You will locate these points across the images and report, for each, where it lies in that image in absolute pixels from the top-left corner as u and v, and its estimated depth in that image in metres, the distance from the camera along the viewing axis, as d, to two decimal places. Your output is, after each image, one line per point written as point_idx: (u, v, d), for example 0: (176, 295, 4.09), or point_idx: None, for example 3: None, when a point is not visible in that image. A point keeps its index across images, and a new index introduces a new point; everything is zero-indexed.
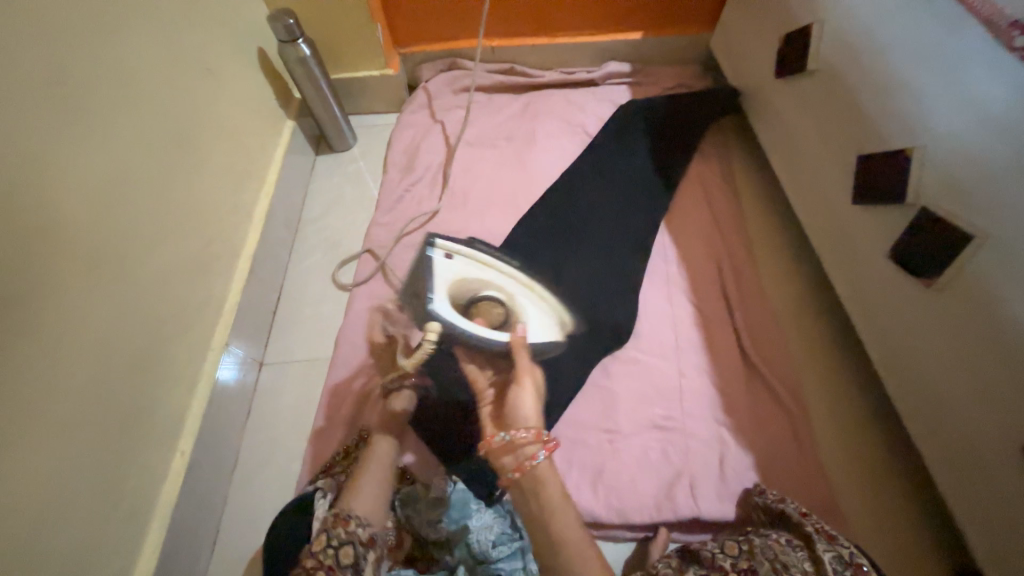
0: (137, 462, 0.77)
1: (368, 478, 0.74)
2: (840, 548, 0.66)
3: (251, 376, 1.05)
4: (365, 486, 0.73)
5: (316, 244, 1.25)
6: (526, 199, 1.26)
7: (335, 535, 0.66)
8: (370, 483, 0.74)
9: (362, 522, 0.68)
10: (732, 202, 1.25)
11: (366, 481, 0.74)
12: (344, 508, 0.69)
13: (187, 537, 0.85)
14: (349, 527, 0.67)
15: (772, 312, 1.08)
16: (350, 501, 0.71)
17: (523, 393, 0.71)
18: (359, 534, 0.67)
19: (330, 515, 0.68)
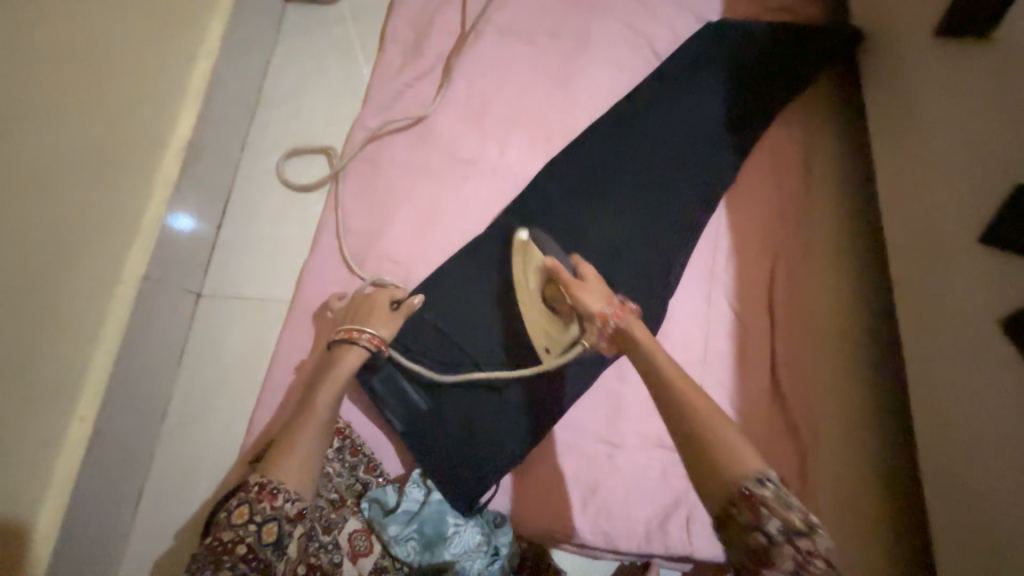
0: (23, 429, 0.55)
1: (297, 442, 0.59)
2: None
3: (186, 309, 0.81)
4: (294, 456, 0.57)
5: (278, 139, 0.94)
6: (562, 130, 0.97)
7: (257, 510, 0.53)
8: (302, 444, 0.59)
9: (289, 496, 0.54)
10: (806, 187, 1.01)
11: (294, 450, 0.58)
12: (266, 477, 0.55)
13: (102, 512, 0.67)
14: (276, 501, 0.54)
15: (814, 332, 0.92)
16: (272, 466, 0.56)
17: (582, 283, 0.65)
18: (285, 509, 0.54)
19: (251, 485, 0.54)
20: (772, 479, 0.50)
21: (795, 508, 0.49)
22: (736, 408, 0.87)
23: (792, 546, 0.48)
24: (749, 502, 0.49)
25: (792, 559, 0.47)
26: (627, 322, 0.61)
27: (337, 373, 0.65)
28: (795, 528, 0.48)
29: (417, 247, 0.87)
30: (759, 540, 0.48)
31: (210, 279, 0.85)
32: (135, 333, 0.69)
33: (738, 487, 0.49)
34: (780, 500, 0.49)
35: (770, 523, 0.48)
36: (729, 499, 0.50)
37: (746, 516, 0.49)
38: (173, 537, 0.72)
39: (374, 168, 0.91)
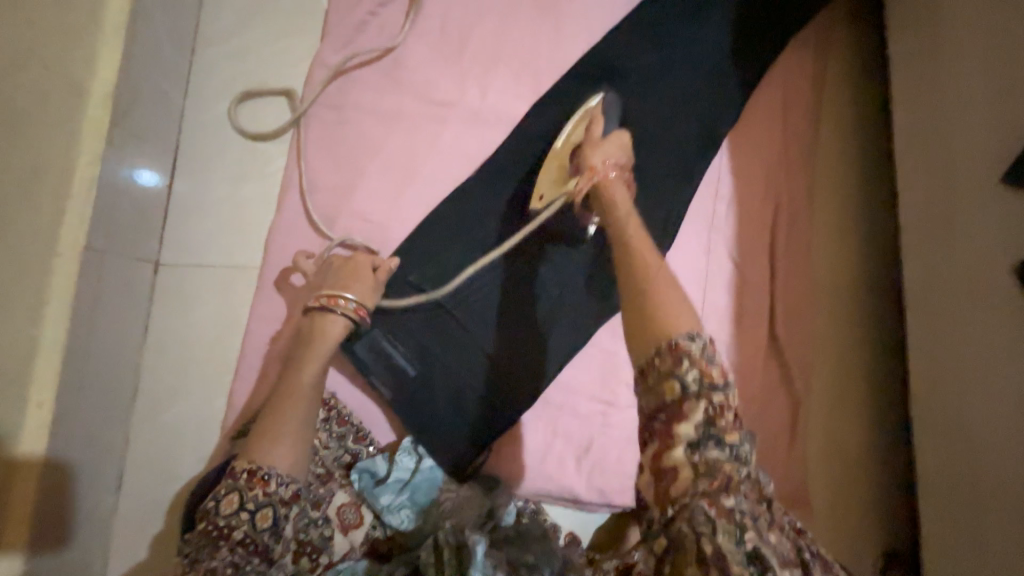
0: None
1: (284, 421, 0.54)
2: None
3: (143, 281, 0.74)
4: (285, 438, 0.53)
5: (225, 83, 0.82)
6: (549, 63, 0.86)
7: (248, 498, 0.50)
8: (290, 424, 0.54)
9: (282, 479, 0.52)
10: (815, 125, 0.93)
11: (283, 430, 0.54)
12: (255, 463, 0.51)
13: (79, 495, 0.64)
14: (268, 486, 0.51)
15: (814, 282, 0.90)
16: (259, 451, 0.52)
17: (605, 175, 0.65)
18: (279, 493, 0.51)
19: (240, 472, 0.51)
20: (702, 336, 0.48)
21: (718, 363, 0.47)
22: (733, 363, 0.84)
23: (705, 401, 0.45)
24: (673, 351, 0.47)
25: (703, 411, 0.45)
26: (607, 184, 0.64)
27: (321, 345, 0.60)
28: (712, 380, 0.46)
29: (393, 203, 0.80)
30: (674, 389, 0.46)
31: (167, 245, 0.77)
32: (88, 312, 0.62)
33: (666, 339, 0.47)
34: (705, 354, 0.47)
35: (685, 371, 0.46)
36: (655, 350, 0.48)
37: (666, 364, 0.47)
38: (164, 514, 0.71)
39: (340, 114, 0.81)
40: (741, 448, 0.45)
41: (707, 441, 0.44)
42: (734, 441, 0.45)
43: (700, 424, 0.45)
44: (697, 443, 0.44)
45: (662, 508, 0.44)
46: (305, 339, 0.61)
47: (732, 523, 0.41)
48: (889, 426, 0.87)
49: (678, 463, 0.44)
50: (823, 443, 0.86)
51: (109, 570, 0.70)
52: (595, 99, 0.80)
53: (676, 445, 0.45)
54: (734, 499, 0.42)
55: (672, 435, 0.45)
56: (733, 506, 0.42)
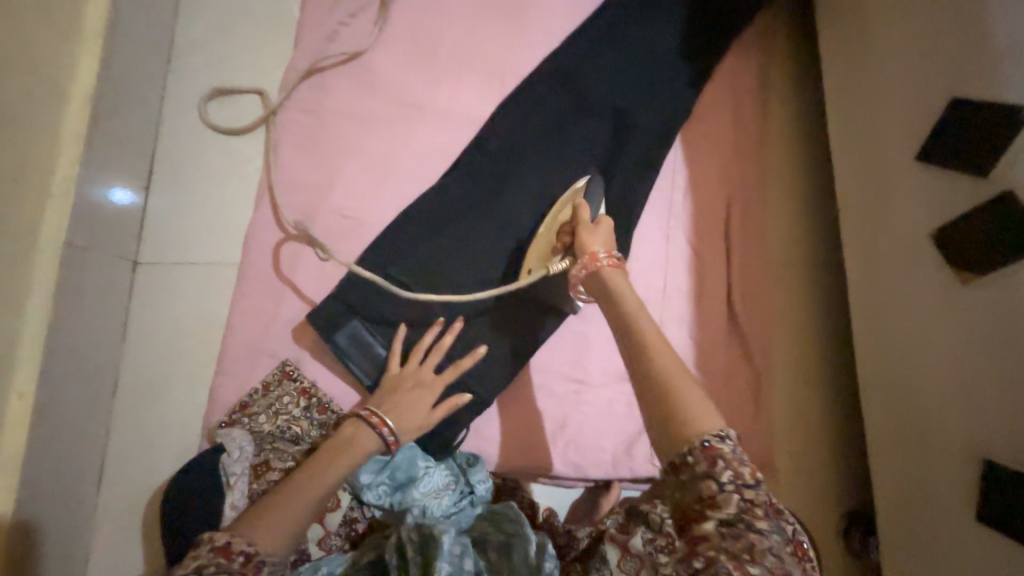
0: None
1: (290, 504, 0.55)
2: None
3: (121, 279, 0.76)
4: (286, 521, 0.54)
5: (201, 89, 0.85)
6: (512, 66, 0.92)
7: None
8: (299, 504, 0.56)
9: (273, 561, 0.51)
10: (761, 119, 1.01)
11: (291, 515, 0.55)
12: (252, 546, 0.50)
13: (58, 490, 0.64)
14: (259, 573, 0.50)
15: (769, 263, 0.96)
16: (255, 532, 0.52)
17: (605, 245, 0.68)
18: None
19: (234, 555, 0.50)
20: (730, 435, 0.53)
21: (747, 462, 0.52)
22: (695, 340, 0.90)
23: (738, 493, 0.51)
24: (709, 453, 0.51)
25: (735, 504, 0.51)
26: (610, 275, 0.65)
27: (350, 454, 0.61)
28: (745, 480, 0.51)
29: (368, 201, 0.83)
30: (710, 487, 0.51)
31: (146, 245, 0.79)
32: (69, 306, 0.64)
33: (699, 439, 0.52)
34: (736, 456, 0.52)
35: (722, 472, 0.51)
36: (688, 448, 0.52)
37: (702, 465, 0.51)
38: (144, 509, 0.72)
39: (315, 119, 0.85)
40: (767, 531, 0.50)
41: (737, 524, 0.50)
42: (762, 525, 0.50)
43: (732, 513, 0.51)
44: (727, 522, 0.51)
45: (688, 564, 0.50)
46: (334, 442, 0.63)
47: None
48: (844, 397, 0.93)
49: (708, 533, 0.50)
50: (783, 413, 0.92)
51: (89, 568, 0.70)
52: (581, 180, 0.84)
53: (708, 521, 0.51)
54: (757, 568, 0.48)
55: (704, 515, 0.51)
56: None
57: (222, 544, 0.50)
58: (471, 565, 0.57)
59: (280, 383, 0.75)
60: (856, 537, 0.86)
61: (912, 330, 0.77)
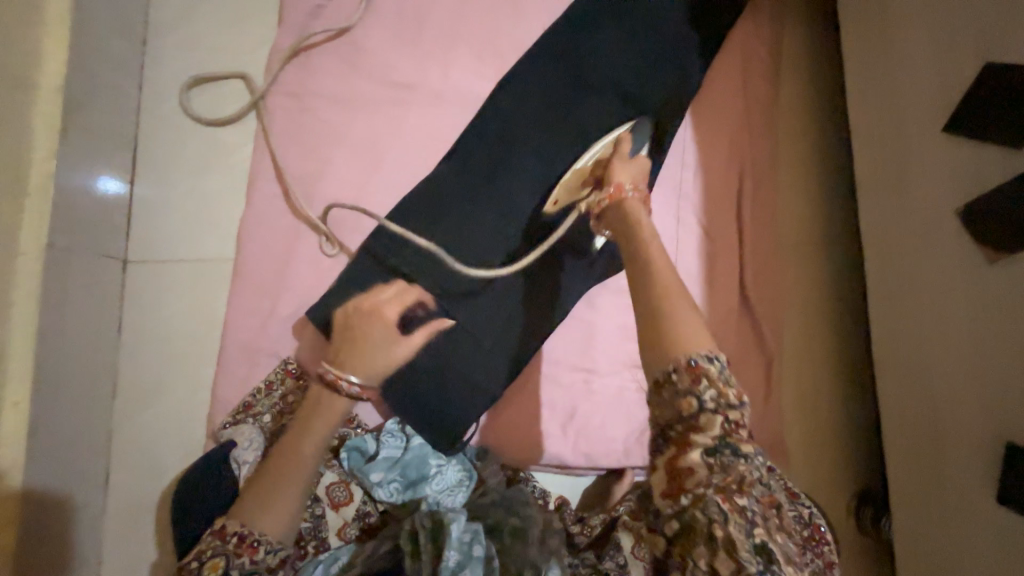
0: None
1: (277, 488, 0.56)
2: (800, 507, 0.65)
3: (111, 279, 0.73)
4: (278, 500, 0.55)
5: (180, 74, 0.80)
6: (511, 39, 0.86)
7: (235, 566, 0.52)
8: (289, 482, 0.56)
9: (271, 547, 0.53)
10: (775, 89, 0.96)
11: (275, 496, 0.55)
12: (245, 527, 0.53)
13: (61, 496, 0.63)
14: (256, 553, 0.53)
15: (782, 242, 0.93)
16: (251, 515, 0.54)
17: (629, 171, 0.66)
18: (266, 561, 0.53)
19: (229, 535, 0.53)
20: (720, 357, 0.48)
21: (733, 383, 0.48)
22: (707, 323, 0.87)
23: (722, 417, 0.47)
24: (692, 372, 0.47)
25: (720, 425, 0.46)
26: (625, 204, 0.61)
27: (321, 420, 0.60)
28: (728, 400, 0.47)
29: (363, 188, 0.80)
30: (691, 406, 0.47)
31: (134, 242, 0.76)
32: (57, 307, 0.61)
33: (685, 357, 0.47)
34: (722, 377, 0.48)
35: (703, 392, 0.47)
36: (673, 367, 0.48)
37: (685, 383, 0.47)
38: (154, 510, 0.71)
39: (302, 102, 0.80)
40: (754, 458, 0.47)
41: (722, 450, 0.46)
42: (750, 452, 0.46)
43: (717, 437, 0.46)
44: (713, 448, 0.46)
45: (674, 502, 0.46)
46: (308, 408, 0.62)
47: (743, 520, 0.44)
48: (856, 378, 0.91)
49: (693, 466, 0.46)
50: (795, 395, 0.90)
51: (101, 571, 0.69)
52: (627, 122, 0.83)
53: (692, 450, 0.46)
54: (745, 498, 0.45)
55: (688, 441, 0.47)
56: (744, 507, 0.45)
57: (219, 527, 0.54)
58: (481, 551, 0.57)
59: (284, 381, 0.73)
60: (868, 517, 0.86)
61: (932, 307, 0.74)
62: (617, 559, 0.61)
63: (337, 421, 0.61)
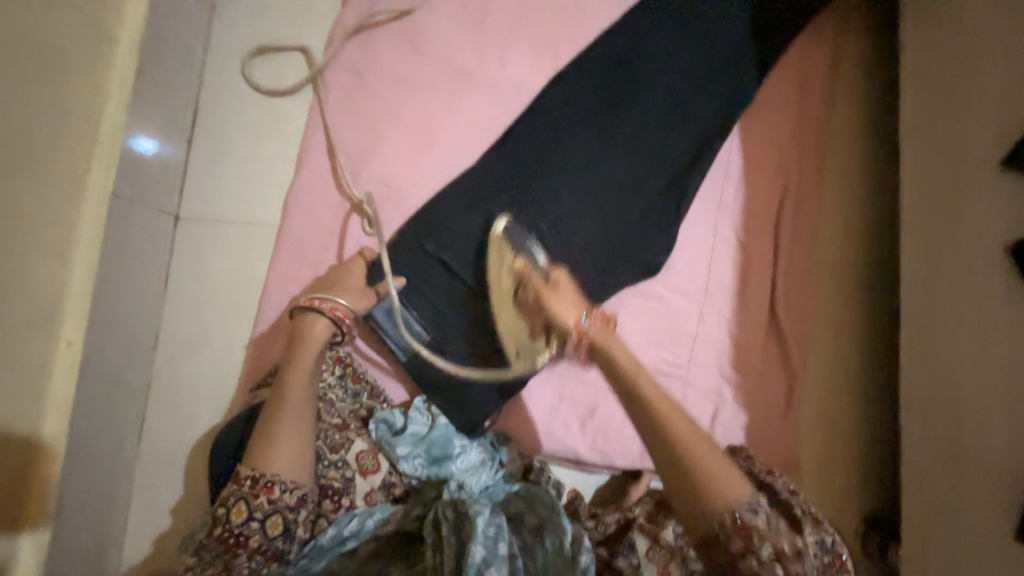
0: None
1: (279, 425, 0.58)
2: (824, 535, 0.65)
3: (164, 233, 0.75)
4: (281, 437, 0.57)
5: (244, 40, 0.82)
6: (568, 36, 0.87)
7: (256, 507, 0.54)
8: (288, 422, 0.58)
9: (286, 485, 0.56)
10: (826, 110, 0.95)
11: (279, 436, 0.57)
12: (257, 471, 0.55)
13: (101, 435, 0.66)
14: (272, 493, 0.55)
15: (817, 263, 0.93)
16: (260, 459, 0.56)
17: (557, 291, 0.68)
18: (284, 500, 0.55)
19: (244, 480, 0.55)
20: (761, 504, 0.53)
21: (783, 533, 0.52)
22: (734, 337, 0.87)
23: (782, 568, 0.50)
24: (741, 530, 0.51)
25: (778, 570, 0.50)
26: (602, 338, 0.63)
27: (306, 348, 0.63)
28: (782, 552, 0.51)
29: (410, 170, 0.81)
30: (750, 563, 0.50)
31: (187, 200, 0.78)
32: (113, 253, 0.64)
33: (732, 513, 0.51)
34: (769, 526, 0.51)
35: (762, 549, 0.50)
36: (719, 524, 0.51)
37: (737, 543, 0.51)
38: (185, 458, 0.74)
39: (360, 79, 0.81)
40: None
41: None
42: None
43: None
44: None
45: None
46: (293, 342, 0.64)
47: None
48: (879, 405, 0.91)
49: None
50: (815, 418, 0.90)
51: (129, 512, 0.72)
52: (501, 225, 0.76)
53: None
54: None
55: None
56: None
57: (234, 474, 0.56)
58: (506, 548, 0.57)
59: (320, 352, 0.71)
60: (875, 543, 0.85)
61: (966, 343, 0.74)
62: (630, 560, 0.65)
63: (322, 346, 0.64)
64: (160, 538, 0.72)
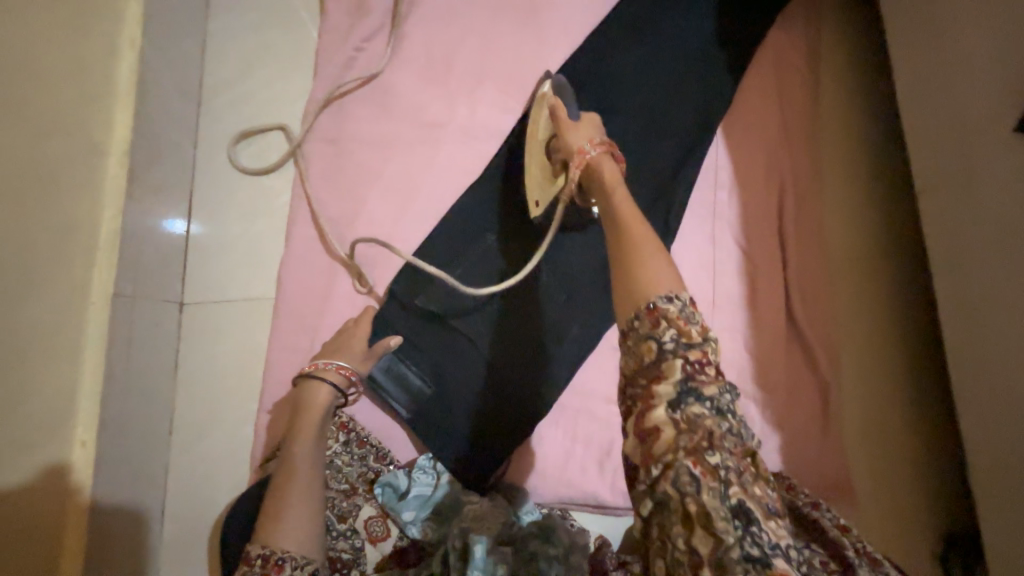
0: (29, 458, 0.56)
1: (286, 498, 0.57)
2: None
3: (171, 320, 0.79)
4: (291, 509, 0.57)
5: (229, 129, 0.87)
6: (534, 72, 0.88)
7: None
8: (296, 495, 0.57)
9: (297, 563, 0.54)
10: (813, 98, 0.91)
11: (288, 509, 0.57)
12: (267, 549, 0.54)
13: (124, 527, 0.68)
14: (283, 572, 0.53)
15: (831, 259, 0.86)
16: (270, 537, 0.55)
17: (573, 129, 0.68)
18: None
19: (254, 560, 0.53)
20: (682, 297, 0.48)
21: (696, 320, 0.47)
22: (752, 349, 0.82)
23: (684, 356, 0.45)
24: (652, 315, 0.47)
25: (681, 369, 0.45)
26: (595, 162, 0.62)
27: (310, 413, 0.63)
28: (691, 340, 0.46)
29: (393, 225, 0.82)
30: (653, 350, 0.46)
31: (191, 284, 0.82)
32: (120, 348, 0.67)
33: (645, 302, 0.48)
34: (682, 315, 0.47)
35: (664, 334, 0.46)
36: (636, 314, 0.48)
37: (645, 327, 0.47)
38: (206, 539, 0.75)
39: (337, 147, 0.85)
40: (721, 398, 0.45)
41: (686, 398, 0.44)
42: (714, 394, 0.44)
43: (678, 382, 0.45)
44: (676, 400, 0.44)
45: (647, 472, 0.44)
46: (296, 407, 0.64)
47: (718, 485, 0.42)
48: (927, 404, 0.82)
49: (660, 424, 0.44)
50: (858, 426, 0.82)
51: None
52: (548, 84, 0.78)
53: (657, 405, 0.45)
54: (715, 457, 0.42)
55: (652, 395, 0.45)
56: (717, 464, 0.42)
57: (244, 554, 0.54)
58: None
59: None
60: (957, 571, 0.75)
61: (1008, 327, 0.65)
62: None
63: (324, 411, 0.64)
64: None
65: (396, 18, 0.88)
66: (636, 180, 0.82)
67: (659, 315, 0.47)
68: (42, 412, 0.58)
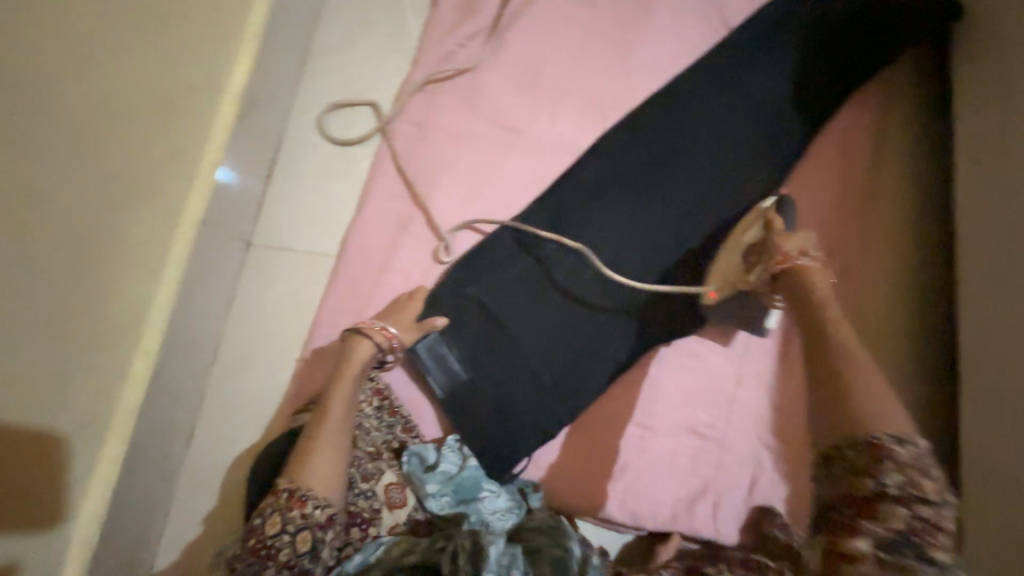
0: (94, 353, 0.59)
1: (318, 441, 0.60)
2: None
3: (236, 257, 0.82)
4: (318, 454, 0.59)
5: (325, 94, 0.92)
6: (617, 99, 0.93)
7: (289, 519, 0.55)
8: (326, 442, 0.60)
9: (319, 503, 0.57)
10: (872, 178, 0.95)
11: (318, 451, 0.59)
12: (294, 484, 0.57)
13: (158, 442, 0.70)
14: (306, 508, 0.56)
15: (864, 329, 0.90)
16: (299, 474, 0.58)
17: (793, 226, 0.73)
18: (315, 516, 0.56)
19: (281, 492, 0.57)
20: (918, 447, 0.57)
21: (928, 480, 0.55)
22: (773, 403, 0.84)
23: (907, 509, 0.55)
24: (875, 450, 0.57)
25: (900, 518, 0.54)
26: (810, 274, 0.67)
27: (348, 367, 0.66)
28: (919, 497, 0.55)
29: (460, 213, 0.86)
30: (867, 487, 0.56)
31: (260, 228, 0.86)
32: (194, 272, 0.71)
33: (865, 435, 0.58)
34: (911, 465, 0.56)
35: (886, 475, 0.56)
36: (853, 442, 0.59)
37: (865, 460, 0.57)
38: (223, 471, 0.77)
39: (421, 131, 0.89)
40: (938, 557, 0.53)
41: (901, 541, 0.54)
42: (930, 551, 0.53)
43: (899, 526, 0.54)
44: (890, 540, 0.54)
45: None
46: (338, 361, 0.67)
47: None
48: None
49: (859, 550, 0.54)
50: None
51: (167, 521, 0.75)
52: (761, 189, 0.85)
53: (860, 535, 0.55)
54: None
55: (858, 524, 0.56)
56: None
57: (274, 486, 0.58)
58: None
59: None
60: None
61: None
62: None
63: (361, 367, 0.67)
64: (188, 549, 0.74)
65: (499, 24, 0.94)
66: (699, 220, 0.86)
67: (883, 457, 0.56)
68: (117, 314, 0.61)
